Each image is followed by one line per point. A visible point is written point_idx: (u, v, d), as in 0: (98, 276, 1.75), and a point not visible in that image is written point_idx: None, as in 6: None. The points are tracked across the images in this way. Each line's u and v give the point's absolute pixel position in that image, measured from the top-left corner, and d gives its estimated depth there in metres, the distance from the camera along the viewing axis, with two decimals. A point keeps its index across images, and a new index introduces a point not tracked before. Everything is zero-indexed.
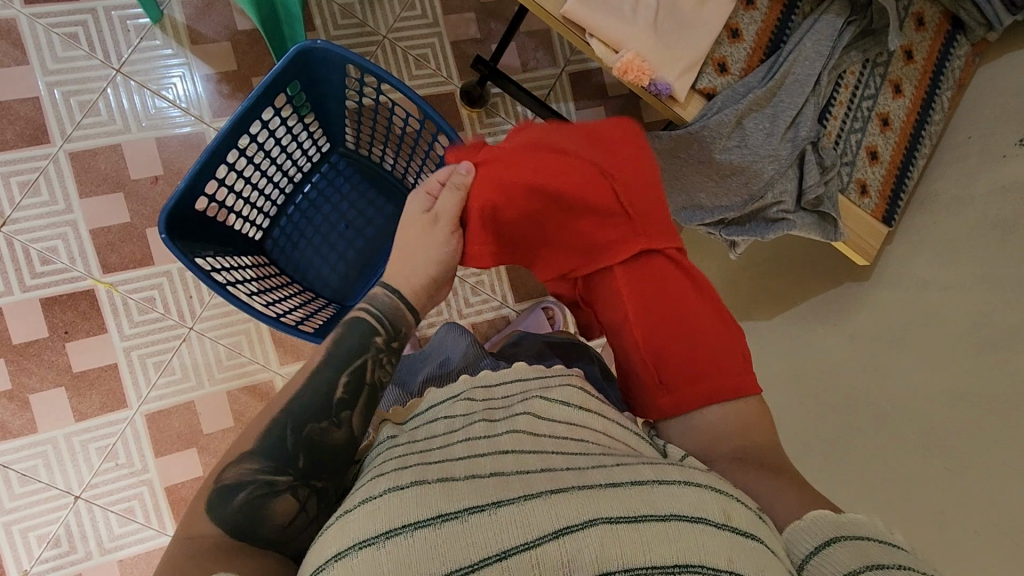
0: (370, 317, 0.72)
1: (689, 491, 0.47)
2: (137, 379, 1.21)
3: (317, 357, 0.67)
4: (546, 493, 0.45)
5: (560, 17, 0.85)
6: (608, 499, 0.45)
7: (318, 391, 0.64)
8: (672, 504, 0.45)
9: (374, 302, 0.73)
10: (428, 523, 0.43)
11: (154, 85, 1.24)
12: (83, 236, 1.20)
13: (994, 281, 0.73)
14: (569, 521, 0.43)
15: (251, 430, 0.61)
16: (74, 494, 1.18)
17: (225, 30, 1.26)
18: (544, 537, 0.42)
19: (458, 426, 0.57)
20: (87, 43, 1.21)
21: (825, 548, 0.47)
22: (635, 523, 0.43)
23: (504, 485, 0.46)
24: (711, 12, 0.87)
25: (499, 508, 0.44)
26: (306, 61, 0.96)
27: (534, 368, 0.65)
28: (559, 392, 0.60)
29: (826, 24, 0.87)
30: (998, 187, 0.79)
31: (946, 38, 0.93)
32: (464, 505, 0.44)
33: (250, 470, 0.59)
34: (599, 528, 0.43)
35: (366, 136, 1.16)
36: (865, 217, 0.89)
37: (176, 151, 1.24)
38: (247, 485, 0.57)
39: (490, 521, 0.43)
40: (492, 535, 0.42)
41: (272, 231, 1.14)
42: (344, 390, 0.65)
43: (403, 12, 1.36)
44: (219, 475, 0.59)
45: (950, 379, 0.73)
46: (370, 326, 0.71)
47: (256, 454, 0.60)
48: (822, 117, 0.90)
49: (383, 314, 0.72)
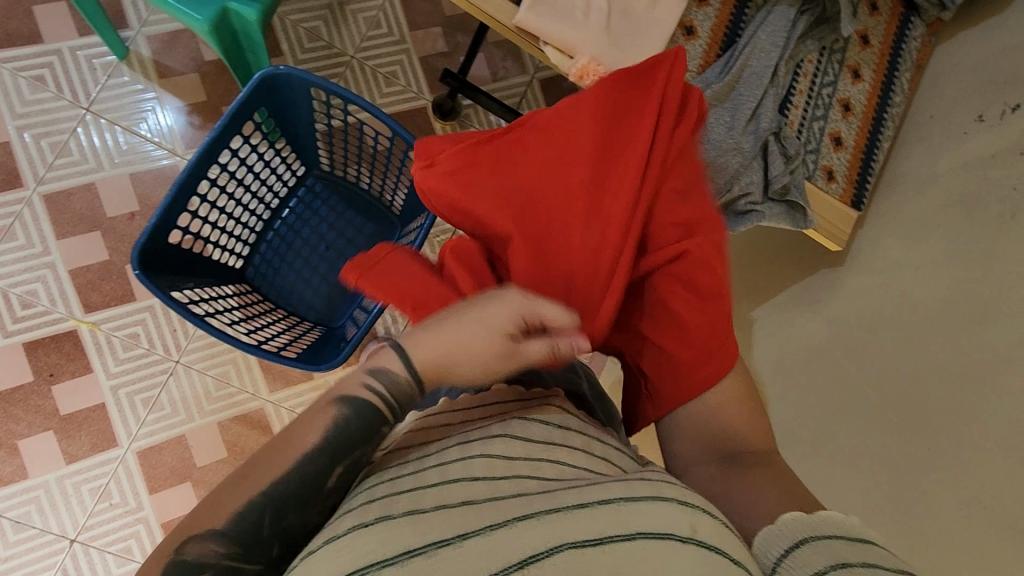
0: (375, 400, 0.50)
1: (659, 507, 0.42)
2: (126, 417, 1.20)
3: (313, 433, 0.49)
4: (513, 522, 0.41)
5: (514, 27, 0.86)
6: (575, 521, 0.41)
7: (305, 480, 0.47)
8: (638, 522, 0.41)
9: (382, 375, 0.50)
10: (394, 560, 0.39)
11: (126, 122, 1.24)
12: (62, 277, 1.19)
13: (965, 255, 0.74)
14: (534, 550, 0.39)
15: (217, 501, 0.46)
16: (70, 538, 1.17)
17: (192, 62, 1.26)
18: (509, 568, 0.38)
19: (430, 449, 0.53)
20: (55, 84, 1.21)
21: (795, 551, 0.43)
22: (601, 546, 0.39)
23: (475, 513, 0.43)
24: (663, 12, 0.88)
25: (465, 540, 0.40)
26: (270, 87, 0.96)
27: (512, 388, 0.61)
28: (536, 412, 0.56)
29: (779, 15, 0.88)
30: (964, 162, 0.81)
31: (901, 22, 0.94)
32: (428, 540, 0.40)
33: (213, 553, 0.45)
34: (565, 553, 0.38)
35: (339, 157, 1.16)
36: (834, 203, 0.91)
37: (150, 185, 1.24)
38: (207, 573, 0.44)
39: (455, 554, 0.39)
40: (457, 568, 0.38)
41: (252, 258, 1.14)
42: (339, 479, 0.49)
43: (369, 31, 1.37)
44: (178, 547, 0.45)
45: (926, 356, 0.73)
46: (375, 413, 0.50)
47: (224, 535, 0.45)
48: (783, 106, 0.90)
49: (393, 397, 0.50)
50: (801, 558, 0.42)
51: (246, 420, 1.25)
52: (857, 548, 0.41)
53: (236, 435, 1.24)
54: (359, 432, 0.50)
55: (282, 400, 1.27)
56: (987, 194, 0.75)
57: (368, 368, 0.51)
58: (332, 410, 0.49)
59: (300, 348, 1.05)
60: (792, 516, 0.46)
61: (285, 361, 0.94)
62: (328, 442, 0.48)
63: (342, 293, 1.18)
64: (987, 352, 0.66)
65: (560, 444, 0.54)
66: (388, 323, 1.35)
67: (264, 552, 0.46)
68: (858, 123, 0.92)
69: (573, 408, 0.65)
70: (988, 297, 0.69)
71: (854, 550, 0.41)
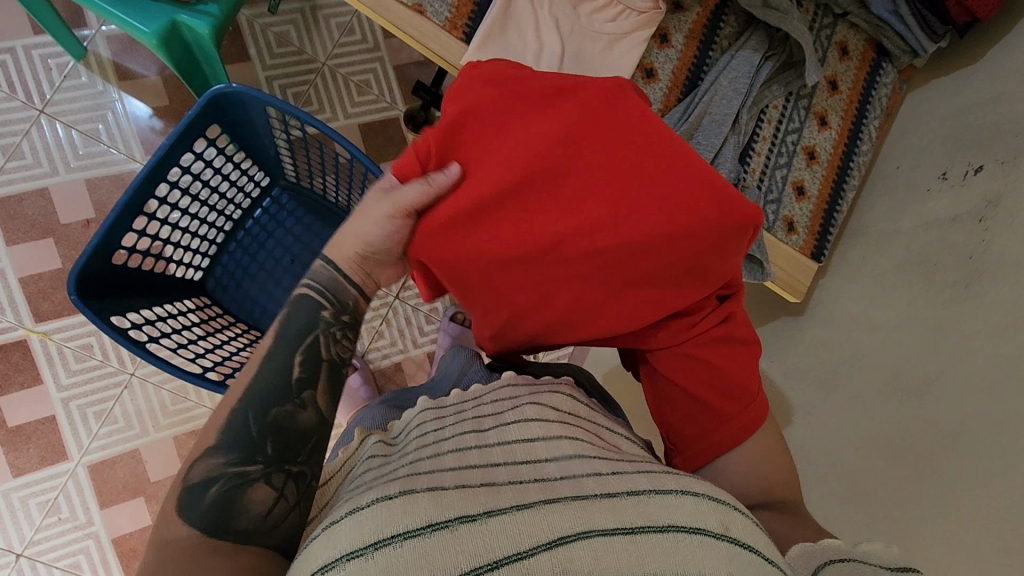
0: (317, 296, 0.60)
1: (688, 500, 0.43)
2: (77, 430, 1.17)
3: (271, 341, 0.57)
4: (539, 504, 0.41)
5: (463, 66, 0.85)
6: (603, 509, 0.41)
7: (271, 374, 0.54)
8: (668, 515, 0.41)
9: (315, 277, 0.61)
10: (418, 532, 0.38)
11: (83, 125, 1.19)
12: (11, 285, 1.16)
13: (919, 319, 0.73)
14: (562, 532, 0.39)
15: (210, 423, 0.52)
16: (16, 552, 1.15)
17: (153, 65, 1.22)
18: (534, 548, 0.38)
19: (447, 436, 0.54)
20: (8, 84, 1.16)
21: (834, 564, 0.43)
22: (631, 535, 0.39)
23: (496, 495, 0.42)
24: (620, 53, 0.87)
25: (490, 518, 0.39)
26: (218, 106, 0.93)
27: (523, 377, 0.66)
28: (550, 401, 0.60)
29: (743, 60, 0.87)
30: (924, 221, 0.80)
31: (872, 67, 0.94)
32: (452, 515, 0.39)
33: (219, 465, 0.50)
34: (593, 540, 0.39)
35: (304, 169, 1.11)
36: (794, 254, 0.90)
37: (107, 192, 1.20)
38: (218, 479, 0.49)
39: (484, 530, 0.39)
40: (486, 543, 0.38)
41: (213, 269, 1.11)
42: (301, 369, 0.56)
43: (342, 37, 1.32)
44: (185, 473, 0.50)
45: (874, 423, 0.72)
46: (317, 305, 0.59)
47: (221, 447, 0.51)
48: (745, 154, 0.89)
49: (330, 291, 0.60)
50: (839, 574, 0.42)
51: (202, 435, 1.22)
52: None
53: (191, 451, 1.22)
54: (308, 326, 0.58)
55: None
56: (944, 257, 0.74)
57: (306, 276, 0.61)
58: (280, 316, 0.59)
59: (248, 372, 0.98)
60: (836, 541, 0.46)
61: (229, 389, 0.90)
62: (283, 333, 0.57)
63: None
64: (928, 425, 0.66)
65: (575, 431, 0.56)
66: None
67: (261, 451, 0.51)
68: (822, 172, 0.91)
69: (583, 396, 0.66)
70: (931, 370, 0.68)
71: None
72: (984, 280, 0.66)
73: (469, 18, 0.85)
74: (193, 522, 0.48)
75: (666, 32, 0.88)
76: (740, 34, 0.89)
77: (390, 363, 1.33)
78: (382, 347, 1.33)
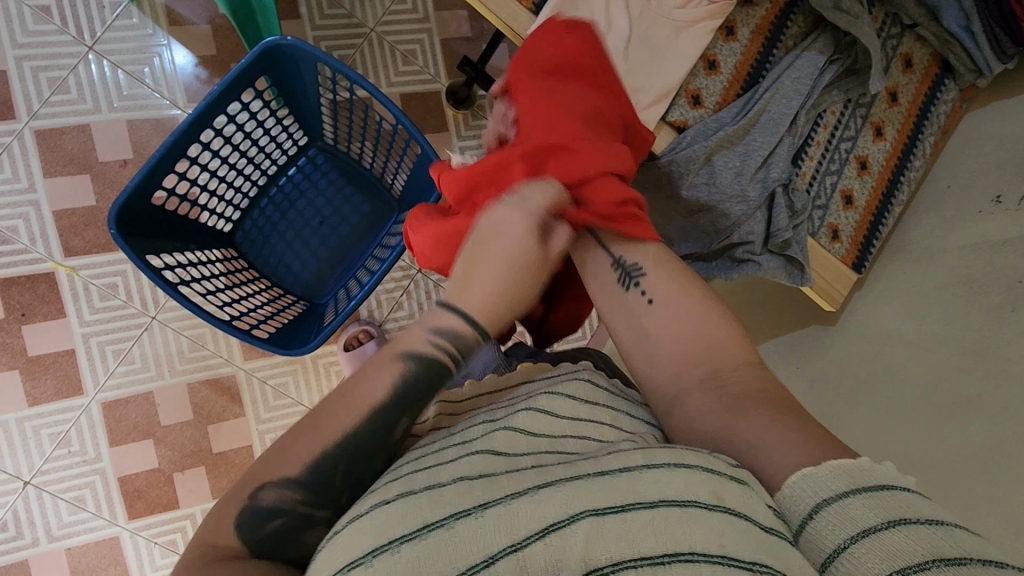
0: (446, 357, 0.54)
1: (682, 473, 0.41)
2: (95, 367, 1.19)
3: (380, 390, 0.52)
4: (533, 491, 0.40)
5: (529, 38, 0.84)
6: (596, 488, 0.40)
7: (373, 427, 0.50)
8: (659, 490, 0.40)
9: (442, 330, 0.54)
10: (415, 535, 0.39)
11: (130, 65, 1.20)
12: (45, 217, 1.17)
13: (960, 341, 0.73)
14: (555, 518, 0.38)
15: (293, 451, 0.48)
16: (24, 479, 1.17)
17: (205, 13, 1.22)
18: (530, 537, 0.38)
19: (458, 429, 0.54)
20: (60, 17, 1.17)
21: (813, 518, 0.39)
22: (622, 513, 0.38)
23: (493, 486, 0.42)
24: (686, 42, 0.86)
25: (484, 510, 0.39)
26: (276, 57, 0.93)
27: (542, 368, 0.62)
28: (563, 386, 0.55)
29: (807, 61, 0.86)
30: (972, 242, 0.80)
31: (933, 83, 0.94)
32: (448, 512, 0.40)
33: (290, 498, 0.47)
34: (585, 523, 0.38)
35: (344, 133, 1.11)
36: (835, 261, 0.90)
37: (148, 135, 1.20)
38: (281, 514, 0.47)
39: (476, 524, 0.39)
40: (480, 538, 0.38)
41: (242, 223, 1.11)
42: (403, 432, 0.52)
43: (393, 5, 1.32)
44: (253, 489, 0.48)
45: (903, 440, 0.73)
46: (437, 364, 0.53)
47: (297, 480, 0.48)
48: (798, 157, 0.89)
49: (458, 349, 0.54)
50: (818, 530, 0.39)
51: (216, 385, 1.23)
52: (880, 508, 0.38)
53: (204, 399, 1.23)
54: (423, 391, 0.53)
55: (255, 370, 1.25)
56: (990, 281, 0.73)
57: (429, 327, 0.54)
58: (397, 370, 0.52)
59: (274, 327, 1.03)
60: (812, 469, 0.42)
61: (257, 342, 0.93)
62: (397, 393, 0.52)
63: (332, 269, 1.16)
64: (963, 442, 0.66)
65: (585, 416, 0.52)
66: (372, 307, 1.32)
67: (334, 497, 0.48)
68: (872, 183, 0.92)
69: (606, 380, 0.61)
70: (966, 394, 0.69)
71: (876, 508, 0.38)
72: None
73: None
74: (243, 540, 0.46)
75: (732, 25, 0.87)
76: (806, 35, 0.89)
77: None
78: (400, 318, 1.33)
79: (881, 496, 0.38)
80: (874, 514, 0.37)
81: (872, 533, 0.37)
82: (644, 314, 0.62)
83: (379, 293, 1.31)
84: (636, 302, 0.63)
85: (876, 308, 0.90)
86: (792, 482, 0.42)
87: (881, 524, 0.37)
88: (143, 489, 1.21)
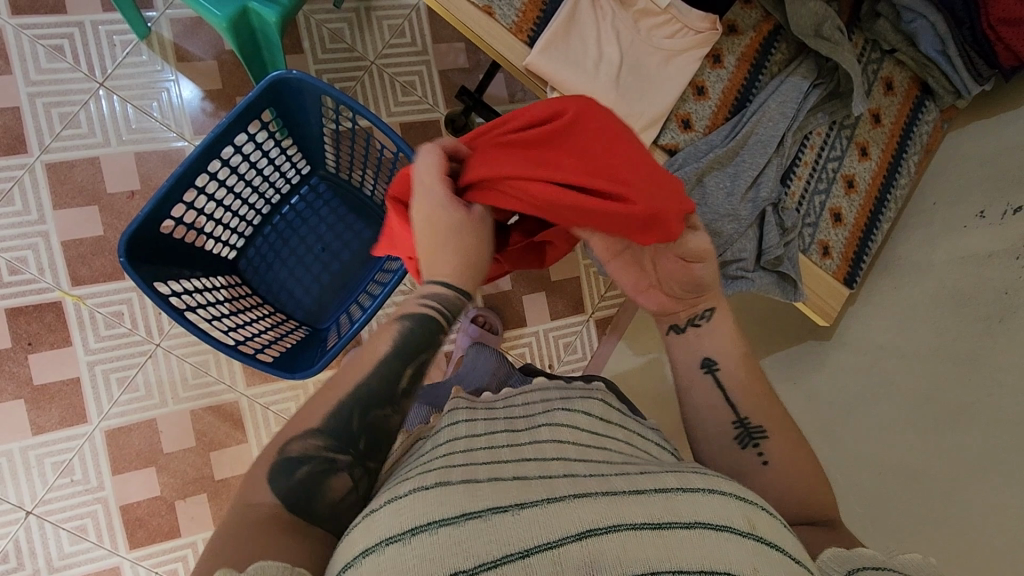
0: (435, 314, 0.62)
1: (715, 498, 0.44)
2: (99, 394, 1.20)
3: (382, 345, 0.59)
4: (569, 498, 0.42)
5: (524, 68, 0.88)
6: (633, 504, 0.42)
7: (382, 376, 0.57)
8: (695, 511, 0.42)
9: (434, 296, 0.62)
10: (452, 521, 0.40)
11: (139, 100, 1.24)
12: (53, 248, 1.19)
13: (951, 352, 0.74)
14: (593, 524, 0.40)
15: (316, 408, 0.55)
16: (26, 509, 1.16)
17: (212, 49, 1.26)
18: (566, 538, 0.39)
19: (480, 431, 0.55)
20: (73, 55, 1.21)
21: None
22: (660, 530, 0.40)
23: (528, 489, 0.43)
24: (675, 70, 0.89)
25: (523, 509, 0.41)
26: (280, 89, 0.97)
27: (556, 384, 0.65)
28: (579, 405, 0.59)
29: (792, 86, 0.90)
30: (958, 256, 0.82)
31: (914, 105, 0.98)
32: (485, 505, 0.41)
33: (316, 446, 0.53)
34: (624, 533, 0.40)
35: (345, 161, 1.14)
36: (826, 278, 0.92)
37: (155, 166, 1.24)
38: (310, 459, 0.52)
39: (516, 521, 0.40)
40: (519, 532, 0.39)
41: (246, 250, 1.13)
42: (409, 384, 0.59)
43: (393, 39, 1.36)
44: (282, 446, 0.53)
45: (899, 451, 0.74)
46: (435, 321, 0.61)
47: (321, 432, 0.54)
48: (787, 176, 0.92)
49: (446, 308, 0.62)
50: None
51: (219, 411, 1.24)
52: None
53: (207, 426, 1.23)
54: (426, 340, 0.61)
55: (257, 396, 1.26)
56: (976, 291, 0.75)
57: (419, 293, 0.63)
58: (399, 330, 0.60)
59: (278, 351, 1.04)
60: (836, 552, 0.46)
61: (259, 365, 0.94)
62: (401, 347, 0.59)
63: (335, 293, 1.18)
64: (958, 452, 0.68)
65: (604, 435, 0.56)
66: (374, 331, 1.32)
67: (353, 444, 0.54)
68: (860, 201, 0.94)
69: (615, 402, 0.65)
70: (958, 404, 0.70)
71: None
72: (1017, 315, 0.68)
73: (534, 23, 0.88)
74: (276, 492, 0.51)
75: (718, 53, 0.91)
76: (790, 61, 0.93)
77: None
78: None
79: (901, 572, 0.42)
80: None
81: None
82: (750, 465, 0.63)
83: (380, 318, 1.32)
84: (742, 455, 0.63)
85: (868, 322, 0.91)
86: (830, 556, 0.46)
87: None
88: (145, 518, 1.20)
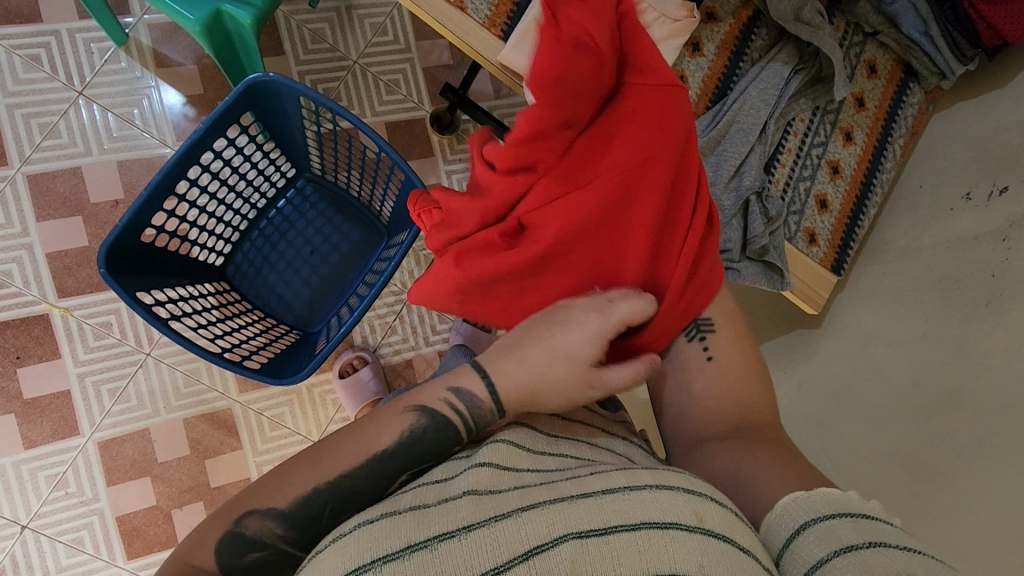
0: (452, 416, 0.54)
1: (661, 494, 0.42)
2: (90, 406, 1.19)
3: (385, 440, 0.53)
4: (517, 512, 0.41)
5: (499, 63, 0.87)
6: (576, 510, 0.41)
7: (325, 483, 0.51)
8: (641, 510, 0.41)
9: (459, 395, 0.55)
10: (397, 556, 0.39)
11: (119, 107, 1.22)
12: (38, 260, 1.18)
13: (938, 336, 0.74)
14: (538, 541, 0.39)
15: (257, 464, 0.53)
16: (22, 523, 1.16)
17: (191, 53, 1.25)
18: (513, 561, 0.38)
19: None
20: (50, 65, 1.20)
21: (796, 538, 0.45)
22: (605, 535, 0.39)
23: (479, 505, 0.43)
24: None
25: (469, 532, 0.40)
26: (259, 92, 0.95)
27: None
28: None
29: (773, 72, 0.90)
30: (944, 239, 0.82)
31: (898, 87, 0.97)
32: (433, 533, 0.41)
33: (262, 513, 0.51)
34: (569, 544, 0.39)
35: (330, 163, 1.13)
36: (814, 265, 0.92)
37: (138, 174, 1.22)
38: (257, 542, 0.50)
39: (461, 547, 0.39)
40: (464, 561, 0.39)
41: (234, 256, 1.12)
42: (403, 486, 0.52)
43: (375, 37, 1.35)
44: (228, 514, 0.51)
45: (888, 438, 0.73)
46: (452, 429, 0.54)
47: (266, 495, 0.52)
48: (771, 164, 0.91)
49: (472, 418, 0.54)
50: (803, 546, 0.44)
51: (212, 419, 1.23)
52: (828, 528, 0.44)
53: (201, 433, 1.23)
54: (434, 447, 0.53)
55: (251, 402, 1.25)
56: (963, 275, 0.75)
57: (450, 385, 0.56)
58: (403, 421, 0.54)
59: (266, 357, 1.03)
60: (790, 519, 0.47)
61: (246, 372, 0.93)
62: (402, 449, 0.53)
63: (325, 297, 1.17)
64: (947, 437, 0.67)
65: (564, 435, 0.55)
66: (366, 332, 1.30)
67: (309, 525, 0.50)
68: (845, 186, 0.94)
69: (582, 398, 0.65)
70: (948, 390, 0.69)
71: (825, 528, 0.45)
72: (1004, 299, 0.68)
73: (508, 17, 0.87)
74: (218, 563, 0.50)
75: (697, 41, 0.91)
76: (771, 47, 0.92)
77: (401, 359, 1.31)
78: (394, 343, 1.31)
79: (823, 530, 0.44)
80: (822, 546, 0.43)
81: (853, 548, 0.42)
82: (699, 368, 0.67)
83: (371, 318, 1.30)
84: (694, 357, 0.67)
85: (858, 308, 0.91)
86: (769, 521, 0.48)
87: (831, 553, 0.42)
88: (141, 527, 1.20)
